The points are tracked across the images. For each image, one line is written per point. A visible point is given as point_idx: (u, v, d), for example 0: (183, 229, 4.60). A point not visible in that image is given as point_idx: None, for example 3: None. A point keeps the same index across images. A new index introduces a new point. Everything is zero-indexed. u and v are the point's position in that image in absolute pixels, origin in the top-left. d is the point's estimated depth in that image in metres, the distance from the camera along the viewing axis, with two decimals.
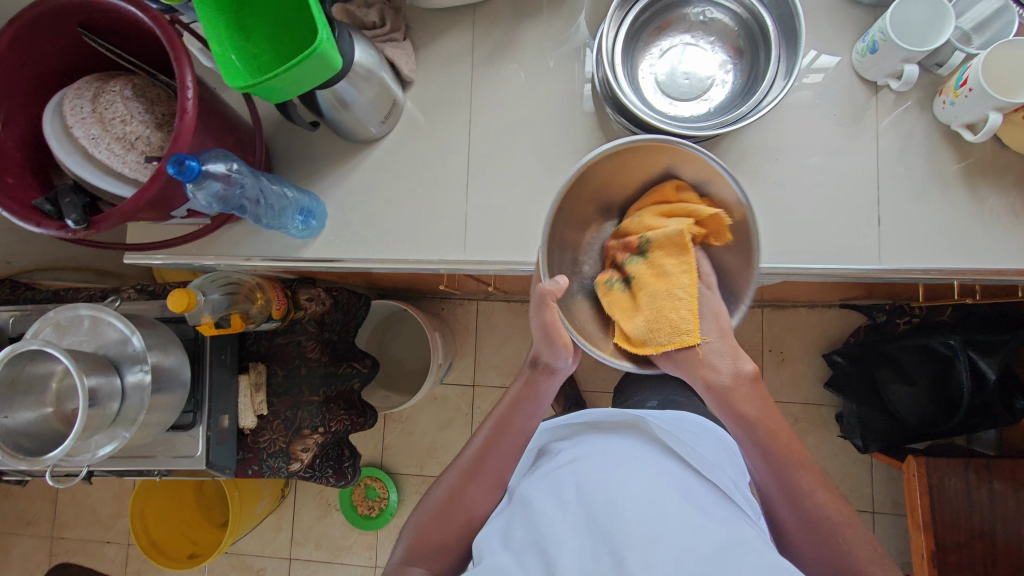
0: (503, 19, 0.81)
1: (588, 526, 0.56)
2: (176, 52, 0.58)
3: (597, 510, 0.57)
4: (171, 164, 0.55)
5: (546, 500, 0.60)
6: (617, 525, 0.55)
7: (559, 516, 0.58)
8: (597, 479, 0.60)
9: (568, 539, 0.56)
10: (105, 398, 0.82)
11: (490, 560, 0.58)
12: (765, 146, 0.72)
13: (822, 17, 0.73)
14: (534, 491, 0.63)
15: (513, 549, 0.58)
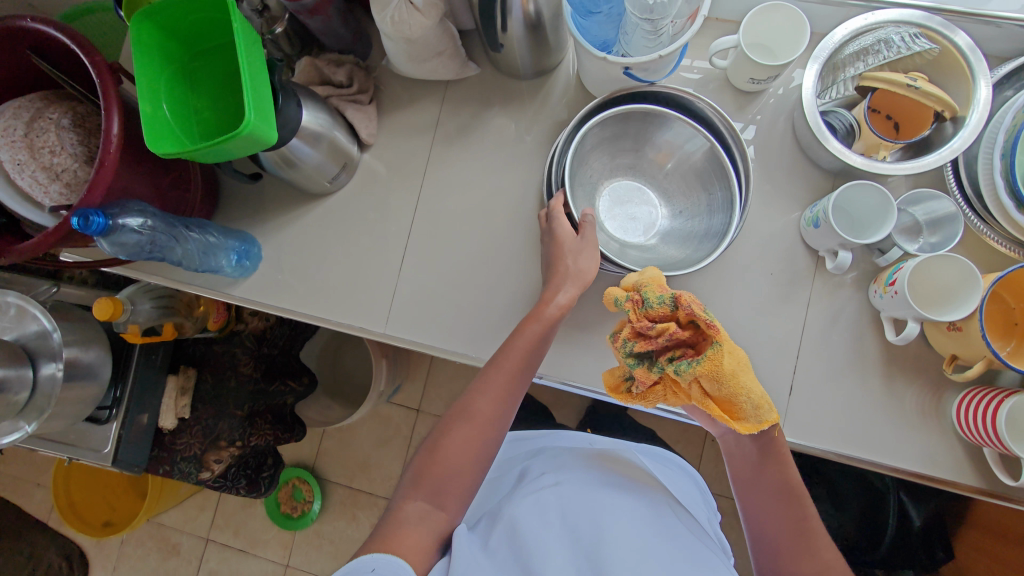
0: (474, 101, 0.80)
1: (573, 545, 0.57)
2: (106, 102, 0.57)
3: (582, 534, 0.58)
4: (75, 218, 0.55)
5: (530, 517, 0.60)
6: (601, 549, 0.55)
7: (544, 535, 0.57)
8: (581, 507, 0.61)
9: (554, 555, 0.55)
10: (10, 389, 0.82)
11: (473, 567, 0.55)
12: (697, 291, 0.71)
13: (781, 172, 0.72)
14: (518, 510, 0.62)
15: (496, 560, 0.56)
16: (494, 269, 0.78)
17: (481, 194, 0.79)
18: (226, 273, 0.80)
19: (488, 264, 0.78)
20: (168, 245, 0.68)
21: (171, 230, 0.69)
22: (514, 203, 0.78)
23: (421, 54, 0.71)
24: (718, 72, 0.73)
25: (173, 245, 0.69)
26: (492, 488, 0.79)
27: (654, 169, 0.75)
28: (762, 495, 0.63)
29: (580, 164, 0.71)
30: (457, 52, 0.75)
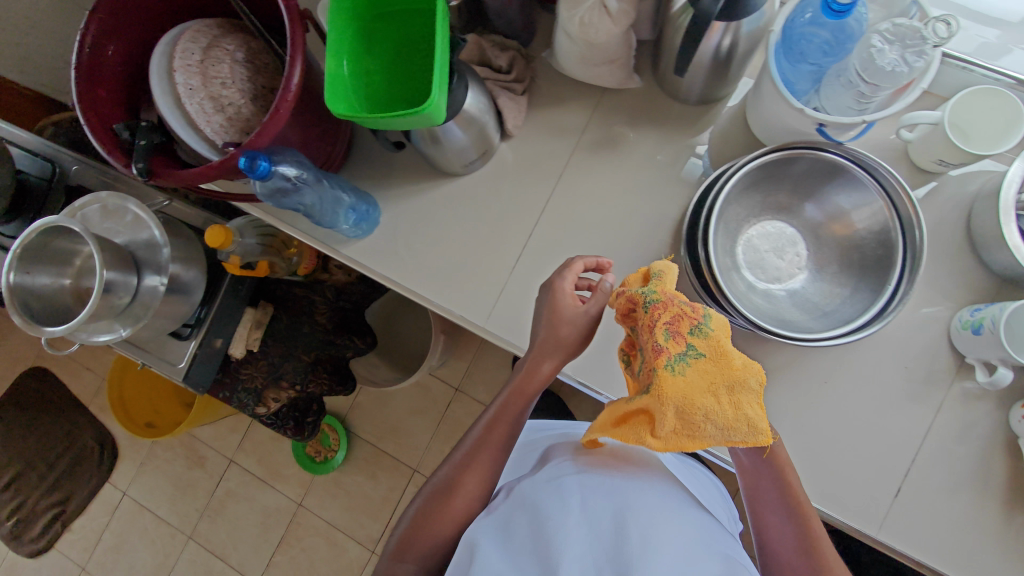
0: (627, 113, 0.77)
1: (591, 546, 0.53)
2: (293, 49, 0.56)
3: (611, 531, 0.54)
4: (244, 158, 0.55)
5: (549, 506, 0.57)
6: (627, 550, 0.52)
7: (568, 529, 0.54)
8: (607, 499, 0.58)
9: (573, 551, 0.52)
10: (115, 292, 0.84)
11: (485, 563, 0.53)
12: (819, 365, 0.68)
13: (940, 264, 0.67)
14: (536, 496, 0.59)
15: (512, 551, 0.54)
16: None
17: (611, 210, 0.76)
18: (346, 232, 0.79)
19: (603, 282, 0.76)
20: (304, 194, 0.68)
21: (313, 180, 0.69)
22: (644, 227, 0.75)
23: (594, 58, 0.68)
24: (899, 143, 0.68)
25: (309, 194, 0.69)
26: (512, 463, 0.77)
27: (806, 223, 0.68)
28: (771, 504, 0.58)
29: (740, 194, 0.66)
30: (628, 62, 0.72)
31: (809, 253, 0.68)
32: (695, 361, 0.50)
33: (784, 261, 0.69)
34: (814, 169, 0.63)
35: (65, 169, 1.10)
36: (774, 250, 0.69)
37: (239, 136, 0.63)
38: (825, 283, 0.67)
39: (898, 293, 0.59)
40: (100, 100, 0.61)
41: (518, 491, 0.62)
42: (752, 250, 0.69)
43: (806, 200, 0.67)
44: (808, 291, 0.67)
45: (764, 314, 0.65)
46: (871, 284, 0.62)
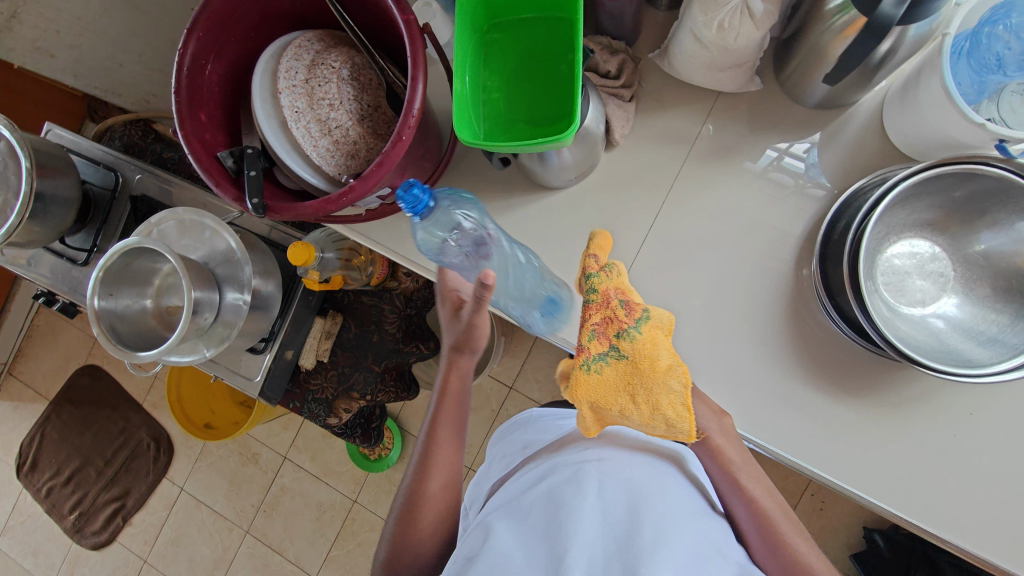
0: (744, 119, 0.71)
1: (602, 526, 0.60)
2: (415, 70, 0.52)
3: (623, 529, 0.59)
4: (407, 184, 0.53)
5: (569, 489, 0.64)
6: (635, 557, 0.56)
7: (584, 517, 0.60)
8: (623, 486, 0.64)
9: (583, 536, 0.59)
10: (201, 312, 0.82)
11: (505, 536, 0.62)
12: (964, 395, 0.63)
13: None
14: (559, 469, 0.69)
15: (529, 533, 0.62)
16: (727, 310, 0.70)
17: (727, 225, 0.71)
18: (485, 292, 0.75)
19: (719, 303, 0.71)
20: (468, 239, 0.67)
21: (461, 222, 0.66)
22: (766, 244, 0.70)
23: (722, 63, 0.62)
24: None
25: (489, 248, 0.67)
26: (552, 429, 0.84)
27: (957, 240, 0.62)
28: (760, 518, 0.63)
29: (889, 208, 0.60)
30: (753, 65, 0.65)
31: (955, 273, 0.63)
32: (616, 361, 0.58)
33: (926, 283, 0.63)
34: (982, 185, 0.57)
35: (127, 177, 1.07)
36: (914, 270, 0.64)
37: (346, 160, 0.59)
38: (975, 306, 0.61)
39: None
40: (203, 126, 0.57)
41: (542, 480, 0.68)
42: (890, 270, 0.64)
43: (960, 215, 0.61)
44: (959, 316, 0.61)
45: (910, 342, 0.60)
46: None
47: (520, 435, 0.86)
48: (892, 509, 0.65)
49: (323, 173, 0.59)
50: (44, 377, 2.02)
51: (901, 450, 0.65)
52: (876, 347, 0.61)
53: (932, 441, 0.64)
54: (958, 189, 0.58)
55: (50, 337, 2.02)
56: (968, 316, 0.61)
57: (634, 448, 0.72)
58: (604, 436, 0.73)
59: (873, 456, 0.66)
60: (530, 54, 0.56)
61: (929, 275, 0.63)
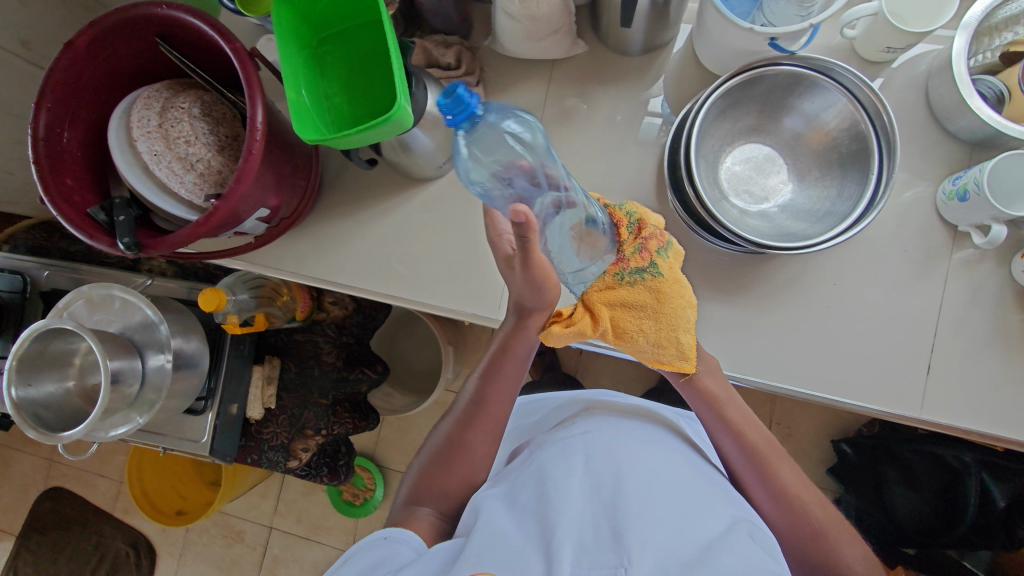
0: (581, 79, 0.79)
1: (592, 498, 0.60)
2: (250, 89, 0.56)
3: (609, 493, 0.60)
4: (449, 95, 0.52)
5: (556, 462, 0.66)
6: (620, 507, 0.58)
7: (571, 490, 0.61)
8: (605, 452, 0.67)
9: (573, 508, 0.59)
10: (124, 381, 0.83)
11: (495, 518, 0.61)
12: (824, 270, 0.70)
13: (912, 143, 0.70)
14: (547, 456, 0.69)
15: (519, 512, 0.62)
16: None
17: (590, 175, 0.78)
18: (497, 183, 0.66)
19: None
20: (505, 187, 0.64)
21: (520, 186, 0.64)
22: (626, 183, 0.77)
23: (538, 32, 0.70)
24: (844, 43, 0.71)
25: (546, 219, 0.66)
26: (543, 422, 0.86)
27: (778, 140, 0.70)
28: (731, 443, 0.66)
29: (712, 124, 0.68)
30: (570, 30, 0.73)
31: (788, 164, 0.71)
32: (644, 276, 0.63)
33: (763, 180, 0.71)
34: (777, 83, 0.65)
35: (35, 276, 1.07)
36: (750, 173, 0.71)
37: (215, 189, 0.63)
38: (812, 190, 0.69)
39: (882, 181, 0.61)
40: (70, 188, 0.60)
41: (533, 465, 0.69)
42: (729, 178, 0.71)
43: (777, 116, 0.69)
44: (799, 201, 0.69)
45: (762, 234, 0.67)
46: (855, 178, 0.64)
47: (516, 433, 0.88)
48: (794, 386, 0.71)
49: (197, 206, 0.63)
50: (4, 513, 1.92)
51: (789, 333, 0.71)
52: (737, 245, 0.68)
53: (812, 318, 0.70)
54: (761, 92, 0.66)
55: (2, 470, 1.93)
56: (805, 199, 0.69)
57: (617, 421, 0.75)
58: (588, 416, 0.76)
59: (769, 345, 0.71)
60: (359, 57, 0.62)
61: (763, 173, 0.71)
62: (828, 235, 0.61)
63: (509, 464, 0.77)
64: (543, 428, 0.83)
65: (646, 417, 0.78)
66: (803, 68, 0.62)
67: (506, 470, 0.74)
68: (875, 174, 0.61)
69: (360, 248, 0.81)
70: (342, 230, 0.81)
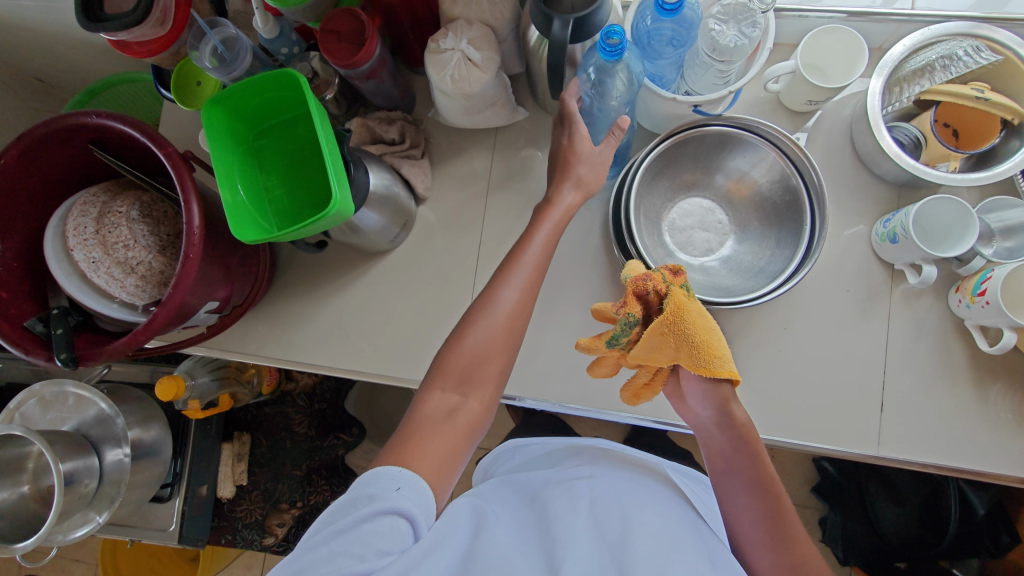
0: (526, 143, 0.80)
1: (599, 544, 0.53)
2: (184, 191, 0.57)
3: (617, 540, 0.53)
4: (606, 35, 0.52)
5: (560, 501, 0.59)
6: (629, 553, 0.51)
7: (577, 533, 0.54)
8: (613, 499, 0.60)
9: (579, 549, 0.52)
10: (79, 481, 0.80)
11: (491, 539, 0.53)
12: (774, 316, 0.71)
13: (845, 186, 0.72)
14: (550, 494, 0.62)
15: (520, 546, 0.54)
16: (564, 310, 0.77)
17: None
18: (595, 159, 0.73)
19: (556, 305, 0.77)
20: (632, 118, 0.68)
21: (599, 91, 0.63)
22: (577, 240, 0.78)
23: (476, 106, 0.71)
24: (770, 96, 0.74)
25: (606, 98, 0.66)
26: (534, 459, 0.79)
27: (717, 192, 0.72)
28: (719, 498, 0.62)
29: (650, 183, 0.69)
30: (509, 99, 0.75)
31: (729, 217, 0.73)
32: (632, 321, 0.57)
33: (706, 230, 0.72)
34: (710, 140, 0.67)
35: None
36: (694, 224, 0.72)
37: (158, 289, 0.63)
38: (754, 241, 0.70)
39: (815, 234, 0.63)
40: (5, 302, 0.59)
41: (537, 503, 0.61)
42: (670, 232, 0.72)
43: (714, 173, 0.71)
44: (740, 252, 0.71)
45: (708, 288, 0.69)
46: (791, 231, 0.66)
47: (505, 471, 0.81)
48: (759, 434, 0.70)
49: (140, 307, 0.63)
50: None
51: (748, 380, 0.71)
52: None
53: (768, 363, 0.71)
54: (694, 149, 0.68)
55: None
56: (745, 250, 0.71)
57: (625, 470, 0.68)
58: (592, 460, 0.70)
59: None
60: (299, 151, 0.64)
61: (705, 224, 0.72)
62: (769, 289, 0.62)
63: (506, 488, 0.68)
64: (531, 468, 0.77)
65: (647, 465, 0.72)
66: (733, 124, 0.64)
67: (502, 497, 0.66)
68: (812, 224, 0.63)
69: (318, 325, 0.81)
70: (298, 308, 0.81)
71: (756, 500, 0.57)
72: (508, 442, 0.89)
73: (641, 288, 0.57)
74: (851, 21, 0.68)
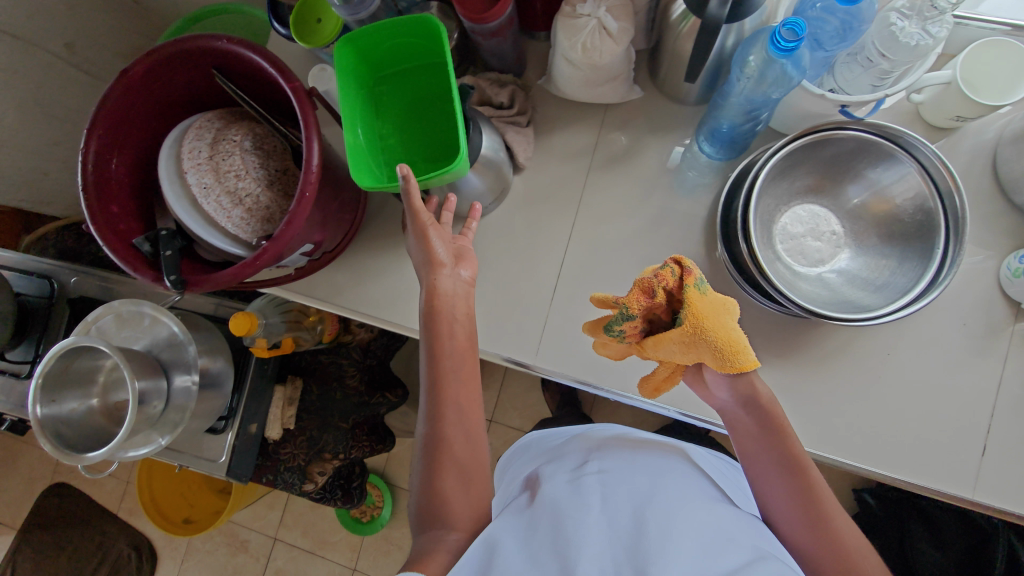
0: (634, 123, 0.77)
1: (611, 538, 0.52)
2: (308, 125, 0.55)
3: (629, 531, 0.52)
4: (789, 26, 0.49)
5: (568, 494, 0.58)
6: (644, 552, 0.49)
7: (587, 526, 0.53)
8: (625, 493, 0.58)
9: (590, 546, 0.51)
10: (149, 401, 0.82)
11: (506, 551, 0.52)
12: (878, 339, 0.68)
13: (976, 214, 0.68)
14: (556, 487, 0.61)
15: (535, 545, 0.53)
16: None
17: (638, 221, 0.75)
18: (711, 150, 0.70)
19: None
20: (770, 110, 0.62)
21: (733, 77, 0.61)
22: (675, 232, 0.74)
23: (597, 79, 0.68)
24: (909, 106, 0.69)
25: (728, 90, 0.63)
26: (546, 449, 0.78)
27: (836, 201, 0.69)
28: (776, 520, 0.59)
29: (771, 183, 0.66)
30: (628, 76, 0.71)
31: (845, 229, 0.69)
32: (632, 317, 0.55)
33: (818, 239, 0.69)
34: (844, 146, 0.63)
35: (63, 282, 1.06)
36: (806, 231, 0.69)
37: (262, 225, 0.62)
38: (871, 257, 0.67)
39: (947, 260, 0.59)
40: (117, 216, 0.59)
41: (544, 492, 0.60)
42: (780, 237, 0.69)
43: (838, 180, 0.67)
44: (854, 267, 0.67)
45: (817, 300, 0.65)
46: (917, 252, 0.62)
47: (520, 469, 0.79)
48: (842, 458, 0.67)
49: (242, 240, 0.62)
50: (9, 507, 1.88)
51: (838, 401, 0.68)
52: (791, 312, 0.65)
53: (863, 387, 0.68)
54: (824, 153, 0.64)
55: (9, 463, 1.90)
56: (859, 266, 0.67)
57: (633, 451, 0.67)
58: (600, 446, 0.68)
59: (816, 414, 0.68)
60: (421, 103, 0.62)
61: (818, 233, 0.69)
62: (890, 311, 0.58)
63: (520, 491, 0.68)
64: (543, 455, 0.76)
65: (657, 442, 0.71)
66: (875, 131, 0.60)
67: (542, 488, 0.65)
68: (950, 246, 0.59)
69: (399, 282, 0.80)
70: (380, 262, 0.80)
71: (792, 487, 0.56)
72: (537, 433, 0.88)
73: (650, 285, 0.54)
74: (1018, 35, 0.63)
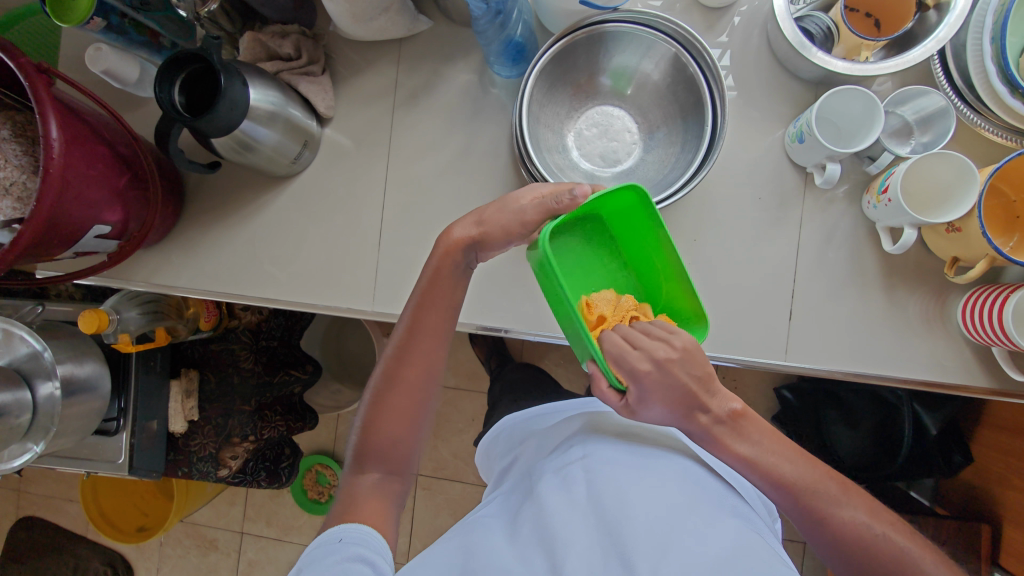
0: (431, 55, 0.76)
1: (598, 527, 0.52)
2: (39, 105, 0.55)
3: (613, 517, 0.51)
4: None
5: (552, 486, 0.57)
6: (625, 532, 0.50)
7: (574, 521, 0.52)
8: (609, 472, 0.57)
9: (577, 540, 0.50)
10: (10, 413, 0.82)
11: (490, 559, 0.51)
12: (685, 226, 0.69)
13: (760, 89, 0.68)
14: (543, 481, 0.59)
15: (518, 546, 0.52)
16: None
17: (450, 152, 0.76)
18: (497, 65, 0.70)
19: None
20: (513, 9, 0.62)
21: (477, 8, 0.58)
22: (486, 159, 0.75)
23: (367, 13, 0.67)
24: None
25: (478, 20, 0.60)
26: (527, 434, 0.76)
27: (622, 99, 0.69)
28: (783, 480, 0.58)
29: (550, 91, 0.66)
30: (406, 6, 0.70)
31: (637, 124, 0.69)
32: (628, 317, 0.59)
33: (614, 139, 0.69)
34: (604, 38, 0.63)
35: None
36: (599, 135, 0.69)
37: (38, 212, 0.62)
38: (660, 147, 0.68)
39: (717, 131, 0.60)
40: None
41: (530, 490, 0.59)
42: (576, 145, 0.69)
43: (618, 78, 0.68)
44: (648, 161, 0.68)
45: None
46: (695, 131, 0.64)
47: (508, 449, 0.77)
48: None
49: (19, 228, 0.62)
50: None
51: None
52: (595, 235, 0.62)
53: None
54: (590, 51, 0.65)
55: None
56: (653, 158, 0.68)
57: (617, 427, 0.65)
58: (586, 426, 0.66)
59: None
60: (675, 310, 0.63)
61: (613, 134, 0.69)
62: (674, 194, 0.60)
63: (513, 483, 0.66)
64: (527, 440, 0.74)
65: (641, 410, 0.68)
66: (625, 18, 0.61)
67: (516, 490, 0.63)
68: (719, 114, 0.60)
69: (230, 253, 0.80)
70: (213, 234, 0.80)
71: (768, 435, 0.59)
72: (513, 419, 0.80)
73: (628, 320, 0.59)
74: None
